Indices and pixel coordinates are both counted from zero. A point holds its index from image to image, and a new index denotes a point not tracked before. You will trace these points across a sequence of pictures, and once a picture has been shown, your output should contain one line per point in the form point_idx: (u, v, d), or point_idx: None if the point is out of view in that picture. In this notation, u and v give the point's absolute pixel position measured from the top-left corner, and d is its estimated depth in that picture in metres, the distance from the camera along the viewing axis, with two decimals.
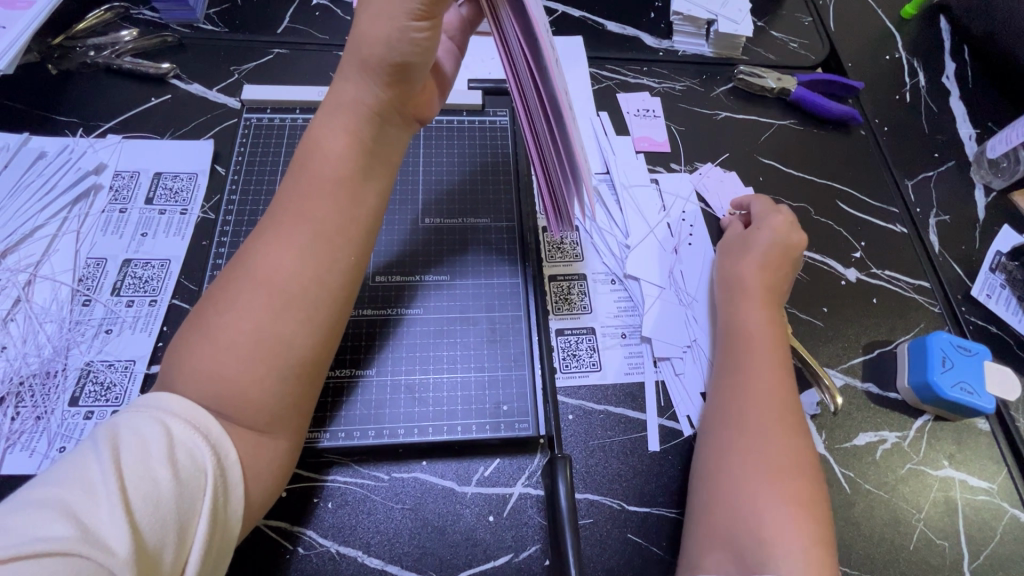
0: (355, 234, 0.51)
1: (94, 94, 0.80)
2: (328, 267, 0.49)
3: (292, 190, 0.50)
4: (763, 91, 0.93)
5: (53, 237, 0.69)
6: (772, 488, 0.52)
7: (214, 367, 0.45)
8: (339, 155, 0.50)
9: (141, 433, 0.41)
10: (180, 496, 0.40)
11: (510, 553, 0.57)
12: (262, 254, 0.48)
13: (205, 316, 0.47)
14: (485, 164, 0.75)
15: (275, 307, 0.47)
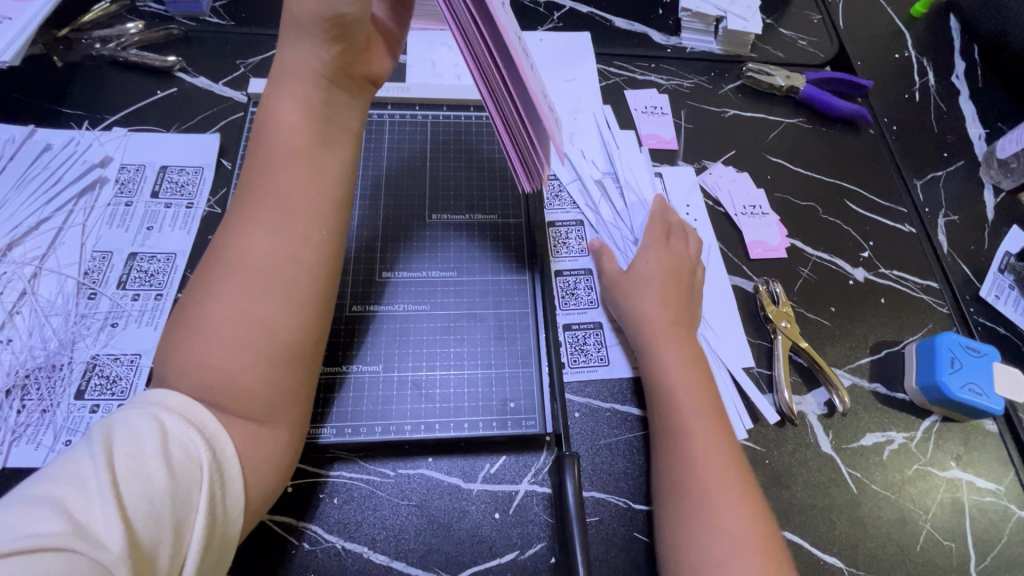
0: (325, 204, 0.50)
1: (100, 87, 0.79)
2: (301, 241, 0.49)
3: (256, 171, 0.49)
4: (772, 89, 0.92)
5: (58, 230, 0.68)
6: (710, 481, 0.55)
7: (202, 358, 0.44)
8: (300, 128, 0.49)
9: (134, 429, 0.40)
10: (175, 493, 0.39)
11: (516, 550, 0.57)
12: (234, 238, 0.48)
13: (189, 309, 0.47)
14: (491, 159, 0.75)
15: (255, 290, 0.46)
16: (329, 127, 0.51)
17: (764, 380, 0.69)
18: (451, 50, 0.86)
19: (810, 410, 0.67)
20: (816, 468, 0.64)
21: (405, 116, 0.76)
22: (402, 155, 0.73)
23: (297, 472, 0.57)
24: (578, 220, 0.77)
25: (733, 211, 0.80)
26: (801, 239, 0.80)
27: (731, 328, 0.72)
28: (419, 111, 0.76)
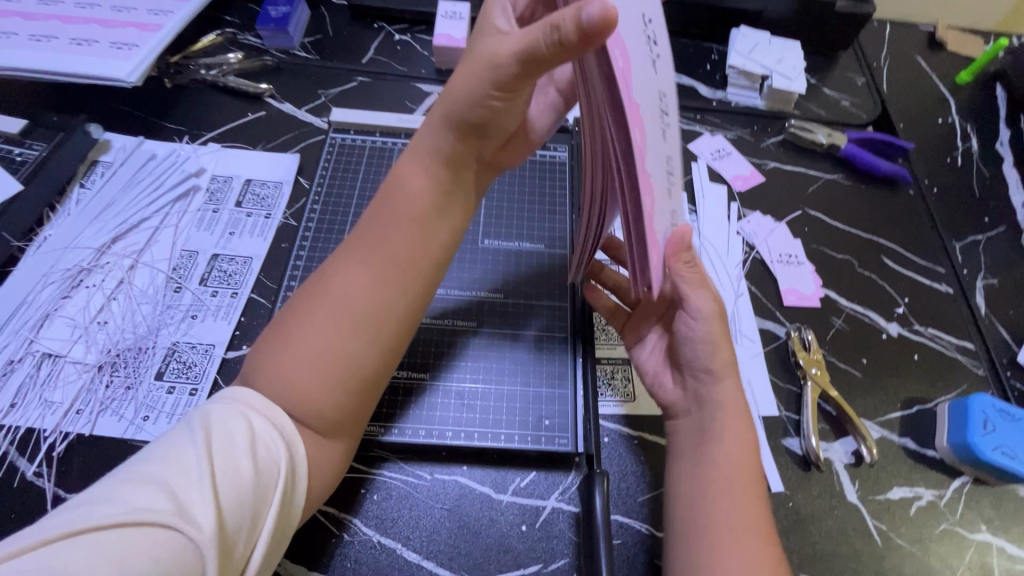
0: (423, 265, 0.56)
1: (201, 107, 0.90)
2: (394, 288, 0.54)
3: (376, 221, 0.56)
4: (812, 145, 0.96)
5: (155, 229, 0.77)
6: (738, 524, 0.55)
7: (291, 371, 0.50)
8: (421, 194, 0.56)
9: (227, 427, 0.46)
10: (255, 486, 0.45)
11: (540, 563, 0.60)
12: (343, 276, 0.54)
13: (288, 323, 0.53)
14: (543, 191, 0.81)
15: (348, 326, 0.52)
16: (443, 192, 0.57)
17: (791, 424, 0.71)
18: None
19: (837, 458, 0.69)
20: (839, 516, 0.65)
21: None
22: None
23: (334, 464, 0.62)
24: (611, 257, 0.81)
25: (772, 258, 0.84)
26: (835, 291, 0.82)
27: (760, 371, 0.74)
28: None
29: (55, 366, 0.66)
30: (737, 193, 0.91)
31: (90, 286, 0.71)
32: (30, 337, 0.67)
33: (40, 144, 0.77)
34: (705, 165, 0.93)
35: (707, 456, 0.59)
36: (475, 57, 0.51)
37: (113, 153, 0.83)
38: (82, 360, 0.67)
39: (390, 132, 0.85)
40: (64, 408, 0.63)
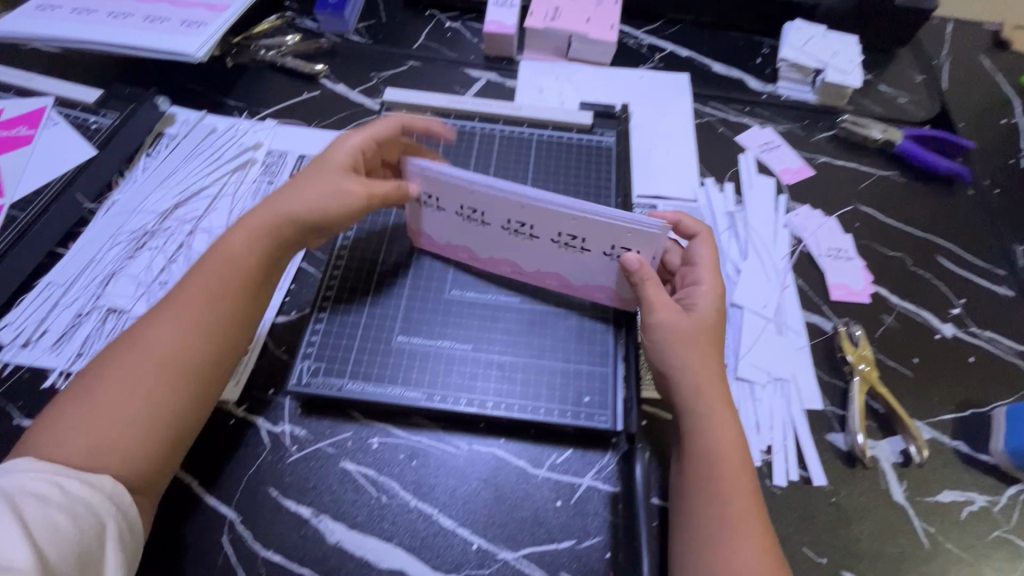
0: (224, 315, 0.60)
1: (261, 86, 0.94)
2: (191, 335, 0.58)
3: (190, 280, 0.61)
4: (865, 141, 0.93)
5: (214, 197, 0.80)
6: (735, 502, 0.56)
7: (91, 422, 0.53)
8: (233, 250, 0.62)
9: (11, 489, 0.47)
10: (88, 535, 0.48)
11: (573, 539, 0.60)
12: (144, 330, 0.58)
13: (97, 391, 0.55)
14: (589, 176, 0.81)
15: (132, 371, 0.55)
16: (263, 248, 0.63)
17: (837, 419, 0.69)
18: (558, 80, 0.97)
19: (884, 457, 0.66)
20: (885, 515, 0.63)
21: (514, 132, 0.85)
22: (508, 166, 0.81)
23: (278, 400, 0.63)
24: None
25: (820, 252, 0.82)
26: (886, 288, 0.79)
27: (806, 364, 0.72)
28: (527, 129, 0.85)
29: (119, 321, 0.69)
30: (785, 186, 0.89)
31: (152, 248, 0.75)
32: (98, 292, 0.71)
33: (113, 113, 0.81)
34: (753, 157, 0.91)
35: (706, 452, 0.58)
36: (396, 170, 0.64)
37: (177, 126, 0.87)
38: (143, 316, 0.70)
39: (440, 112, 0.87)
40: None
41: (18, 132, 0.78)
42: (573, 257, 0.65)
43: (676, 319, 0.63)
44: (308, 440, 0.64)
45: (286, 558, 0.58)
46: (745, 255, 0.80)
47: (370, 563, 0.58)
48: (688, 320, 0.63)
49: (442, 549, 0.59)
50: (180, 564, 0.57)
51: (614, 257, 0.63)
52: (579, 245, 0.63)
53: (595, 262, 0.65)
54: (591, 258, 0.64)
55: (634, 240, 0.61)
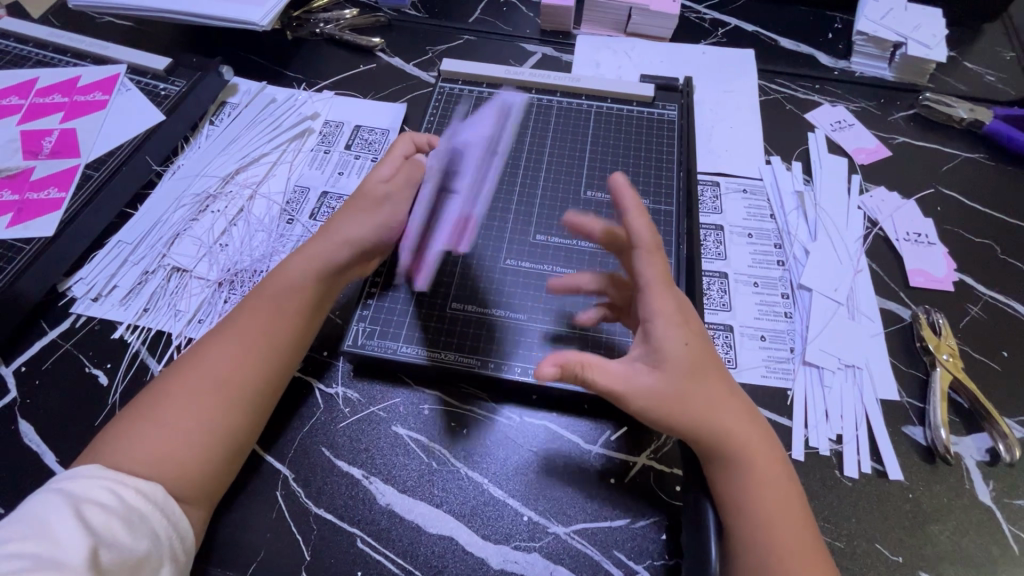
0: (282, 338, 0.60)
1: (319, 59, 0.94)
2: (257, 362, 0.58)
3: (256, 301, 0.61)
4: (949, 121, 0.87)
5: (273, 164, 0.82)
6: (792, 530, 0.49)
7: (149, 438, 0.52)
8: (296, 276, 0.62)
9: (72, 491, 0.48)
10: (143, 550, 0.47)
11: (627, 518, 0.57)
12: (209, 347, 0.58)
13: (157, 410, 0.54)
14: (648, 149, 0.78)
15: (201, 388, 0.55)
16: (326, 275, 0.63)
17: (915, 412, 0.64)
18: (616, 55, 0.94)
19: (968, 454, 0.61)
20: (968, 516, 0.58)
21: (571, 104, 0.83)
22: (564, 139, 0.79)
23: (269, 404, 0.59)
24: (714, 223, 0.77)
25: (898, 236, 0.76)
26: (971, 276, 0.73)
27: (880, 351, 0.67)
28: (585, 101, 0.83)
29: (182, 280, 0.71)
30: (858, 166, 0.83)
31: (215, 211, 0.77)
32: (163, 251, 0.73)
33: (181, 81, 0.84)
34: (824, 135, 0.86)
35: (759, 486, 0.51)
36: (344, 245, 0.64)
37: (239, 96, 0.89)
38: (204, 276, 0.72)
39: (496, 84, 0.85)
40: (188, 316, 0.69)
41: (94, 97, 0.81)
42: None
43: (637, 377, 0.52)
44: (361, 403, 0.64)
45: (337, 517, 0.58)
46: (813, 236, 0.75)
47: (420, 527, 0.57)
48: (664, 372, 0.52)
49: (492, 519, 0.58)
50: (236, 515, 0.58)
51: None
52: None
53: None
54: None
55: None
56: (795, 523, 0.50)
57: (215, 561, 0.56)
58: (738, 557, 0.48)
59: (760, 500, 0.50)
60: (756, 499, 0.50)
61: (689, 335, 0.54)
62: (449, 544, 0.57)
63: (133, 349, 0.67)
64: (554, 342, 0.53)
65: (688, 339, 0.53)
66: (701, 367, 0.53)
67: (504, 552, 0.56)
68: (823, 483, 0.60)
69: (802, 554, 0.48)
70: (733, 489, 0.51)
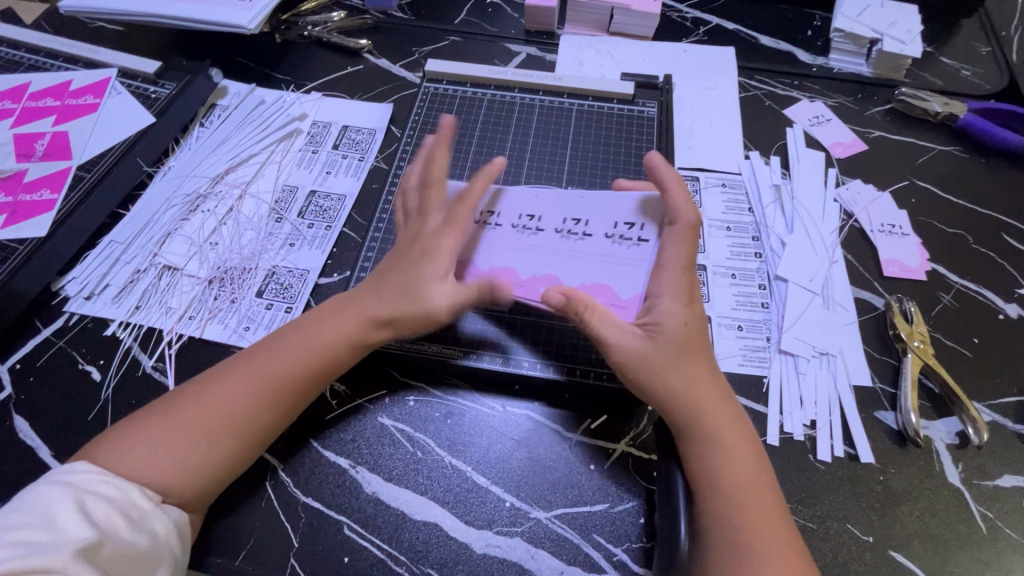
0: (299, 390, 0.59)
1: (307, 61, 0.96)
2: (269, 407, 0.57)
3: (286, 342, 0.60)
4: (924, 115, 0.89)
5: (262, 164, 0.83)
6: (760, 506, 0.51)
7: (153, 457, 0.53)
8: (333, 344, 0.60)
9: (79, 483, 0.50)
10: (143, 545, 0.49)
11: (606, 503, 0.59)
12: (232, 381, 0.57)
13: (166, 425, 0.55)
14: (628, 145, 0.80)
15: (212, 424, 0.55)
16: (357, 347, 0.60)
17: (887, 397, 0.66)
18: (599, 54, 0.96)
19: (938, 437, 0.63)
20: (938, 497, 0.60)
21: (553, 102, 0.84)
22: (547, 136, 0.81)
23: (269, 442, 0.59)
24: None
25: (873, 228, 0.78)
26: (944, 265, 0.75)
27: (854, 339, 0.69)
28: (567, 99, 0.85)
29: (173, 278, 0.73)
30: (835, 160, 0.85)
31: (205, 211, 0.79)
32: (155, 250, 0.75)
33: (171, 84, 0.85)
34: (802, 130, 0.88)
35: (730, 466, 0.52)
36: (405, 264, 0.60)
37: (229, 98, 0.90)
38: (195, 274, 0.73)
39: (480, 83, 0.87)
40: (179, 313, 0.70)
41: (86, 101, 0.83)
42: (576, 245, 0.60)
43: (632, 342, 0.55)
44: (348, 396, 0.65)
45: (324, 505, 0.59)
46: (790, 228, 0.77)
47: (405, 514, 0.59)
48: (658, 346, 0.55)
49: (474, 505, 0.59)
50: (226, 505, 0.59)
51: (617, 239, 0.59)
52: (580, 230, 0.60)
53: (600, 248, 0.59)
54: (599, 246, 0.59)
55: (637, 209, 0.59)
56: (767, 503, 0.51)
57: (206, 549, 0.57)
58: (706, 531, 0.51)
59: (729, 476, 0.52)
60: (726, 474, 0.52)
61: (692, 315, 0.56)
62: (434, 529, 0.58)
63: (125, 346, 0.68)
64: (609, 308, 0.57)
65: (688, 319, 0.55)
66: (693, 351, 0.56)
67: (487, 537, 0.58)
68: (797, 467, 0.61)
69: (768, 527, 0.50)
70: (700, 466, 0.53)
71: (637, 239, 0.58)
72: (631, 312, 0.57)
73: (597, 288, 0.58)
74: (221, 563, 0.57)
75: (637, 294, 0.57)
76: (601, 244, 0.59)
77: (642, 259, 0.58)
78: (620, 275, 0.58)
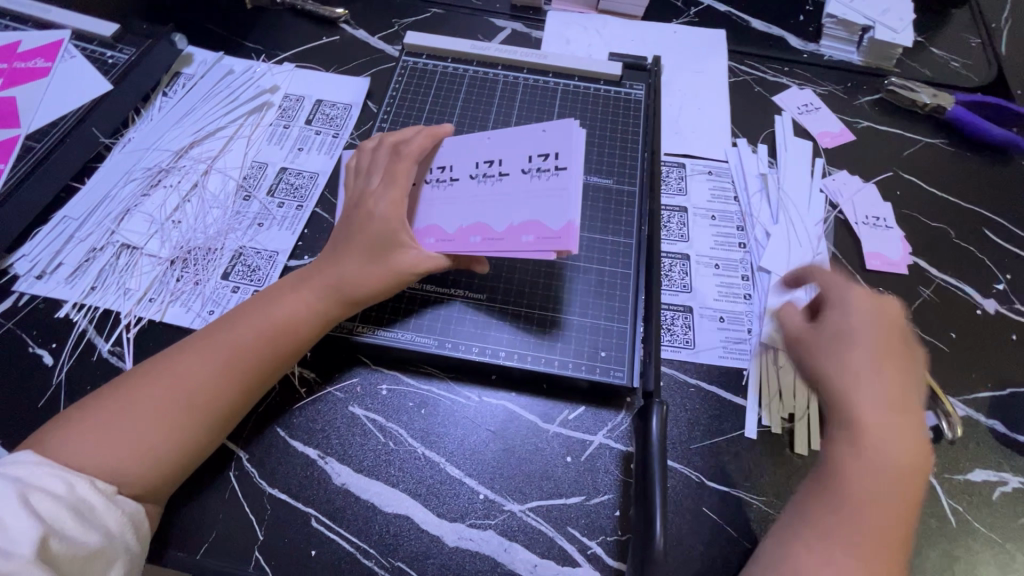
0: (255, 365, 0.57)
1: (279, 29, 0.90)
2: (224, 385, 0.55)
3: (243, 318, 0.59)
4: (914, 106, 0.88)
5: (229, 138, 0.79)
6: (876, 507, 0.48)
7: (104, 440, 0.51)
8: (292, 314, 0.59)
9: (25, 475, 0.47)
10: (96, 543, 0.46)
11: (582, 496, 0.58)
12: (185, 360, 0.56)
13: (113, 409, 0.53)
14: (614, 128, 0.77)
15: (162, 404, 0.53)
16: (319, 317, 0.59)
17: None
18: (586, 32, 0.92)
19: None
20: None
21: (538, 81, 0.81)
22: (531, 116, 0.78)
23: (228, 426, 0.57)
24: (678, 205, 0.77)
25: (857, 220, 0.77)
26: (925, 259, 0.75)
27: None
28: (551, 78, 0.81)
29: (132, 258, 0.69)
30: (822, 149, 0.84)
31: (167, 186, 0.74)
32: (113, 228, 0.71)
33: (130, 49, 0.80)
34: (790, 118, 0.86)
35: (866, 471, 0.49)
36: (363, 232, 0.59)
37: (195, 66, 0.85)
38: (156, 254, 0.70)
39: (462, 59, 0.83)
40: (139, 295, 0.67)
41: (36, 64, 0.77)
42: (495, 186, 0.59)
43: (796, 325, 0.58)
44: (317, 383, 0.63)
45: (291, 497, 0.57)
46: (775, 218, 0.76)
47: (375, 507, 0.57)
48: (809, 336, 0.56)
49: (448, 498, 0.58)
50: (189, 496, 0.57)
51: (535, 172, 0.58)
52: (495, 169, 0.60)
53: (523, 183, 0.58)
54: (516, 182, 0.58)
55: (549, 138, 0.58)
56: (902, 496, 0.49)
57: (165, 542, 0.55)
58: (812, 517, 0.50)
59: (874, 489, 0.49)
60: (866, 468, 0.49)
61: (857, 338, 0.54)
62: (405, 522, 0.57)
63: (80, 329, 0.65)
64: (540, 241, 0.54)
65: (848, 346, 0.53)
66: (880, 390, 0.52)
67: (460, 530, 0.56)
68: (773, 461, 0.61)
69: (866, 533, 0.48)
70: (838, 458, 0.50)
71: (552, 168, 0.57)
72: (564, 240, 0.53)
73: (528, 225, 0.55)
74: (183, 557, 0.55)
75: (566, 221, 0.54)
76: (520, 179, 0.58)
77: (563, 185, 0.56)
78: (545, 206, 0.56)
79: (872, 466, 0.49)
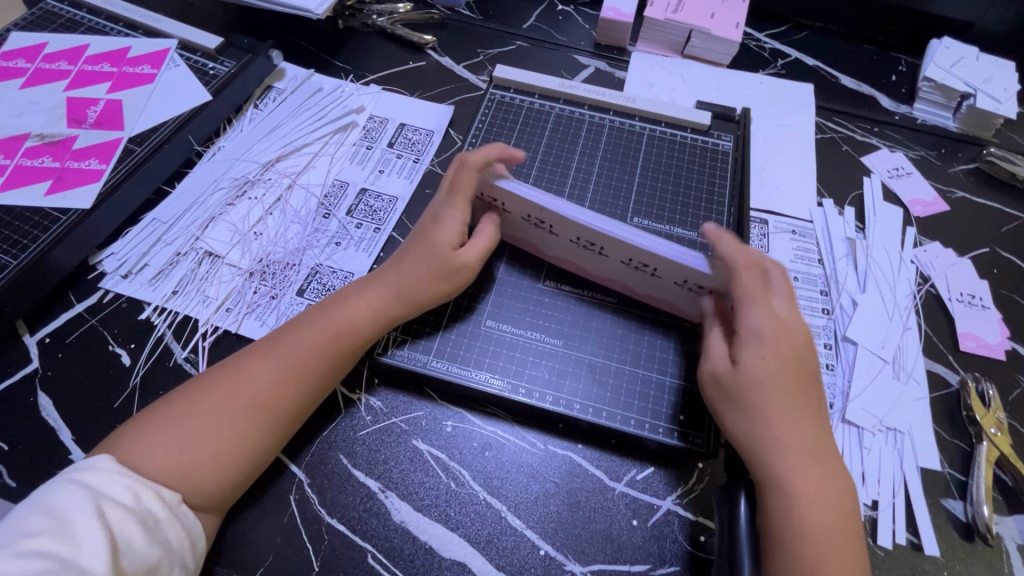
0: (318, 370, 0.57)
1: (368, 51, 0.92)
2: (289, 386, 0.55)
3: (306, 325, 0.59)
4: (1012, 179, 0.83)
5: (314, 155, 0.80)
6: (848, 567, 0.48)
7: (172, 442, 0.51)
8: (356, 319, 0.59)
9: (96, 484, 0.46)
10: (157, 556, 0.46)
11: (647, 564, 0.55)
12: (249, 366, 0.56)
13: (177, 412, 0.52)
14: (698, 178, 0.76)
15: (227, 406, 0.53)
16: (380, 323, 0.60)
17: (956, 484, 0.61)
18: (670, 76, 0.92)
19: (1009, 536, 0.58)
20: None
21: (624, 124, 0.80)
22: (615, 159, 0.77)
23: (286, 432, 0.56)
24: None
25: (951, 296, 0.73)
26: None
27: (925, 419, 0.64)
28: (638, 122, 0.81)
29: (213, 265, 0.71)
30: (914, 217, 0.80)
31: (252, 198, 0.76)
32: (197, 234, 0.72)
33: (230, 62, 0.82)
34: (880, 181, 0.83)
35: (814, 520, 0.49)
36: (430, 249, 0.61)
37: (286, 81, 0.87)
38: (236, 264, 0.71)
39: (548, 96, 0.83)
40: (217, 304, 0.68)
41: (142, 70, 0.80)
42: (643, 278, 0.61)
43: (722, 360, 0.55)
44: (382, 413, 0.62)
45: (349, 529, 0.56)
46: (862, 286, 0.72)
47: (433, 550, 0.56)
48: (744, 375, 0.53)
49: (508, 549, 0.56)
50: (249, 516, 0.56)
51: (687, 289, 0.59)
52: (648, 271, 0.59)
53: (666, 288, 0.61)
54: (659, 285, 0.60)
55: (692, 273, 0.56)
56: (841, 538, 0.49)
57: (223, 561, 0.55)
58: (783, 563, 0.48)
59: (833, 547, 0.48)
60: (803, 496, 0.49)
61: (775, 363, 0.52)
62: (461, 570, 0.55)
63: (159, 332, 0.66)
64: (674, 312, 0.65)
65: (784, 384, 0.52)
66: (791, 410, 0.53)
67: None
68: None
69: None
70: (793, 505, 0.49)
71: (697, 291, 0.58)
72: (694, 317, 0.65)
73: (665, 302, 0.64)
74: None
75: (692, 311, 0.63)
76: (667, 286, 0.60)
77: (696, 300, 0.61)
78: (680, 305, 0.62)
79: (813, 502, 0.49)
